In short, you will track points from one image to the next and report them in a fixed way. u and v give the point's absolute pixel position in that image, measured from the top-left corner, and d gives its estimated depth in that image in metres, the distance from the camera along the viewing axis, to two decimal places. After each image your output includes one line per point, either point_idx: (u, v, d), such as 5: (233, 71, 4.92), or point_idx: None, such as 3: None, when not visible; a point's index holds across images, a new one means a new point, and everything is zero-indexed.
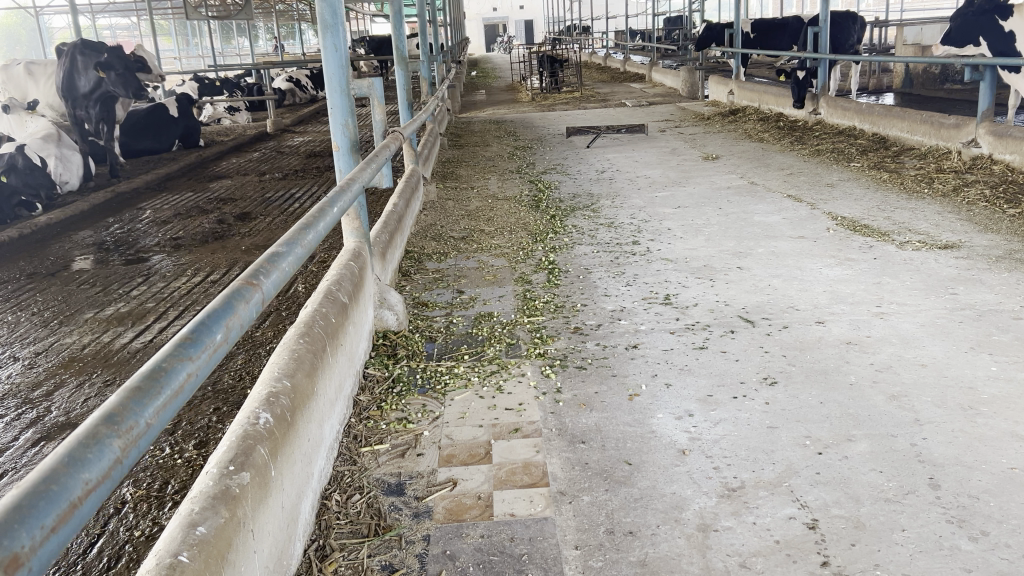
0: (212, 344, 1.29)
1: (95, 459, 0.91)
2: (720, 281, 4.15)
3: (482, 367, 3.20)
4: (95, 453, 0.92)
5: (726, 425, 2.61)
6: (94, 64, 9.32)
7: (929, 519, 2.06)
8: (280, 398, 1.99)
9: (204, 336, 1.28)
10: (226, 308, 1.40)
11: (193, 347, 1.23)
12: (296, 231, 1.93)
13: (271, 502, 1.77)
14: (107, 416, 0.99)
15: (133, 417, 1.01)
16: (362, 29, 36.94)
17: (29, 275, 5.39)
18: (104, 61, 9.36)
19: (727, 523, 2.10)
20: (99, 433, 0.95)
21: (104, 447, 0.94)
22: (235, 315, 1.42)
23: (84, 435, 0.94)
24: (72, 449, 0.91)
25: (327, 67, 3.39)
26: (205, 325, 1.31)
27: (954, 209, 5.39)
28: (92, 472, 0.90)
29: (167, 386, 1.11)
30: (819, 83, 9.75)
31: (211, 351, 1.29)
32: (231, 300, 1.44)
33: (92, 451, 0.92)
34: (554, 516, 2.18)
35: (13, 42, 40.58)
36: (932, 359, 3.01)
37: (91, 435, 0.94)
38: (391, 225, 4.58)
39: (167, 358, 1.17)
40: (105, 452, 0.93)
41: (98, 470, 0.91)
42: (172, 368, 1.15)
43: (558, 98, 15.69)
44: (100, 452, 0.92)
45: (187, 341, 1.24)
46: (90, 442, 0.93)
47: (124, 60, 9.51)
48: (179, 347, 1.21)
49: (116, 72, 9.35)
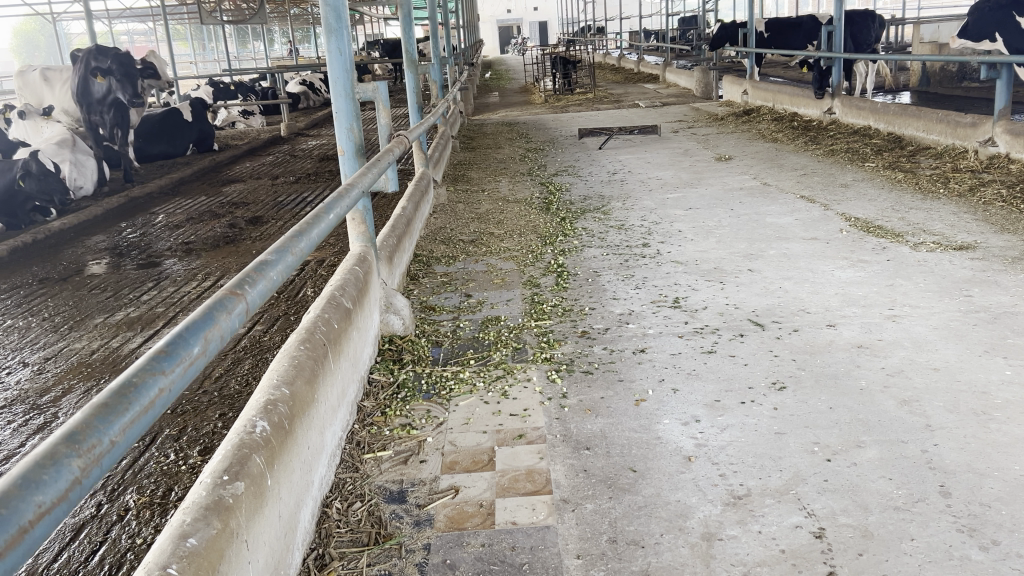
0: (188, 356, 1.27)
1: (51, 481, 0.90)
2: (731, 283, 4.10)
3: (487, 372, 3.17)
4: (50, 474, 0.90)
5: (734, 431, 2.57)
6: (94, 69, 9.41)
7: (939, 528, 2.02)
8: (278, 406, 1.98)
9: (180, 349, 1.26)
10: (206, 320, 1.39)
11: (168, 361, 1.22)
12: (288, 239, 1.92)
13: (267, 511, 1.75)
14: (68, 434, 0.97)
15: (95, 435, 0.99)
16: (377, 33, 37.05)
17: (42, 280, 5.43)
18: (104, 66, 9.43)
19: (731, 532, 2.07)
20: (57, 453, 0.93)
21: (62, 467, 0.92)
22: (216, 327, 1.40)
23: (41, 456, 0.92)
24: (27, 471, 0.89)
25: (332, 71, 3.38)
26: (182, 337, 1.29)
27: (970, 209, 5.31)
28: (46, 495, 0.88)
29: (135, 402, 1.09)
30: (834, 82, 9.66)
31: (187, 364, 1.27)
32: (212, 312, 1.42)
33: (47, 472, 0.90)
34: (556, 524, 2.15)
35: (32, 50, 41.03)
36: (944, 363, 2.95)
37: (48, 456, 0.92)
38: (399, 228, 4.56)
39: (139, 373, 1.16)
40: (62, 473, 0.92)
41: (53, 491, 0.89)
42: (142, 383, 1.14)
43: (572, 100, 15.65)
44: (57, 473, 0.91)
45: (162, 354, 1.22)
46: (47, 463, 0.91)
47: (127, 63, 9.55)
48: (153, 361, 1.20)
49: (116, 75, 9.43)
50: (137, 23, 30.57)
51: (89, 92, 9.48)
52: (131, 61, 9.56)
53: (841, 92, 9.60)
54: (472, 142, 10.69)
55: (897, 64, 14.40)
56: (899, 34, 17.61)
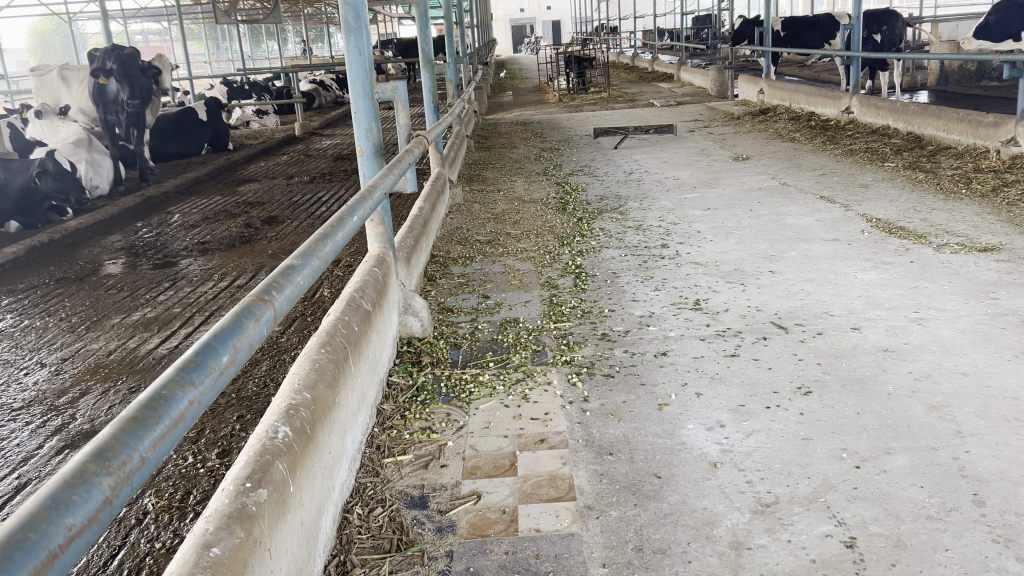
0: (217, 366, 1.25)
1: (82, 502, 0.87)
2: (752, 285, 4.05)
3: (507, 375, 3.14)
4: (80, 495, 0.87)
5: (760, 437, 2.52)
6: (96, 69, 9.43)
7: (973, 539, 1.96)
8: (300, 410, 1.95)
9: (208, 359, 1.24)
10: (234, 327, 1.36)
11: (196, 371, 1.19)
12: (313, 241, 1.89)
13: (290, 519, 1.73)
14: (97, 450, 0.95)
15: (126, 451, 0.97)
16: (390, 33, 37.02)
17: (58, 279, 5.45)
18: (106, 67, 9.42)
19: (761, 541, 2.03)
20: (87, 471, 0.91)
21: (92, 487, 0.89)
22: (244, 335, 1.38)
23: (71, 475, 0.89)
24: (57, 490, 0.86)
25: (351, 71, 3.35)
26: (211, 346, 1.27)
27: (993, 209, 5.24)
28: (77, 517, 0.85)
29: (166, 415, 1.07)
30: (852, 81, 9.56)
31: (216, 375, 1.24)
32: (240, 319, 1.40)
33: (78, 492, 0.87)
34: (581, 532, 2.11)
35: (47, 52, 41.37)
36: (973, 368, 2.89)
37: (78, 474, 0.90)
38: (416, 229, 4.53)
39: (168, 385, 1.13)
40: (93, 493, 0.89)
41: (83, 513, 0.86)
42: (172, 396, 1.11)
43: (586, 99, 15.61)
44: (87, 493, 0.88)
45: (190, 364, 1.20)
46: (77, 482, 0.89)
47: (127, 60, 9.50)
48: (181, 371, 1.17)
49: (116, 75, 9.40)
50: (152, 22, 30.71)
51: (100, 93, 9.54)
52: (131, 59, 9.51)
53: (859, 91, 9.50)
54: (487, 142, 10.64)
55: (915, 62, 14.26)
56: (917, 33, 17.44)
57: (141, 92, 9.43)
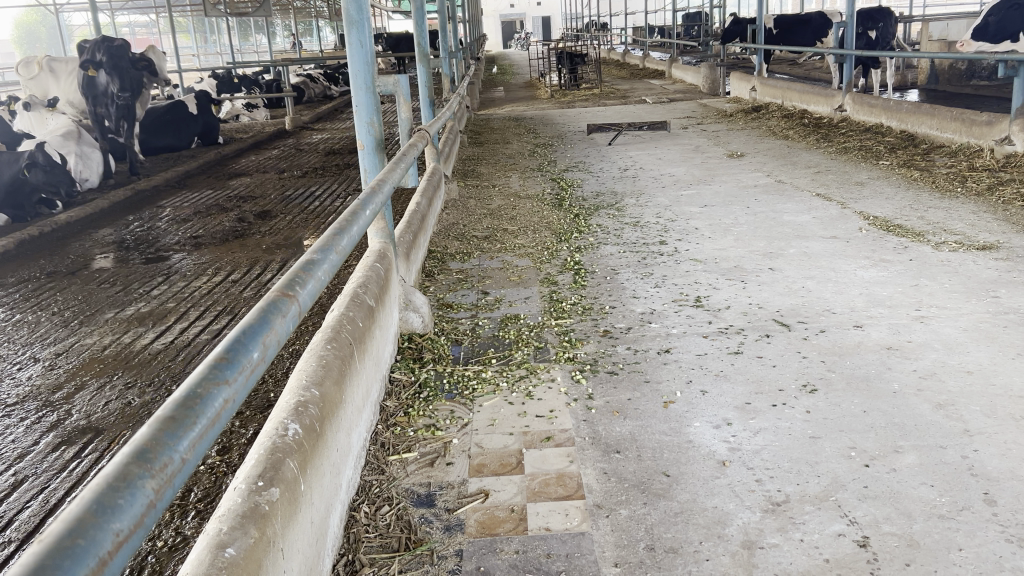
0: (248, 364, 1.22)
1: (127, 506, 0.84)
2: (752, 282, 4.04)
3: (510, 372, 3.12)
4: (125, 499, 0.85)
5: (767, 435, 2.51)
6: (87, 61, 9.29)
7: (987, 538, 1.96)
8: (309, 407, 1.92)
9: (240, 356, 1.21)
10: (262, 324, 1.34)
11: (230, 369, 1.16)
12: (330, 236, 1.87)
13: (301, 517, 1.70)
14: (138, 452, 0.92)
15: (167, 453, 0.94)
16: (380, 27, 36.93)
17: (49, 273, 5.38)
18: (97, 59, 9.29)
19: (773, 540, 2.01)
20: (130, 473, 0.88)
21: (136, 490, 0.87)
22: (272, 331, 1.35)
23: (114, 477, 0.87)
24: (101, 495, 0.84)
25: (353, 65, 3.31)
26: (241, 343, 1.24)
27: (990, 208, 5.25)
28: (123, 522, 0.83)
29: (202, 415, 1.04)
30: (845, 79, 9.57)
31: (247, 372, 1.22)
32: (267, 315, 1.37)
33: (123, 495, 0.85)
34: (591, 531, 2.09)
35: (32, 43, 40.92)
36: (978, 366, 2.89)
37: (121, 478, 0.87)
38: (414, 225, 4.49)
39: (202, 383, 1.10)
40: (137, 497, 0.87)
41: (129, 518, 0.84)
42: (207, 394, 1.08)
43: (578, 95, 15.60)
44: (132, 496, 0.86)
45: (223, 361, 1.17)
46: (121, 485, 0.86)
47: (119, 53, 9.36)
48: (215, 368, 1.14)
49: (106, 67, 9.26)
50: (139, 14, 30.43)
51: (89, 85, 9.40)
52: (121, 51, 9.37)
53: (852, 90, 9.50)
54: (479, 137, 10.61)
55: (905, 62, 14.33)
56: (909, 32, 17.47)
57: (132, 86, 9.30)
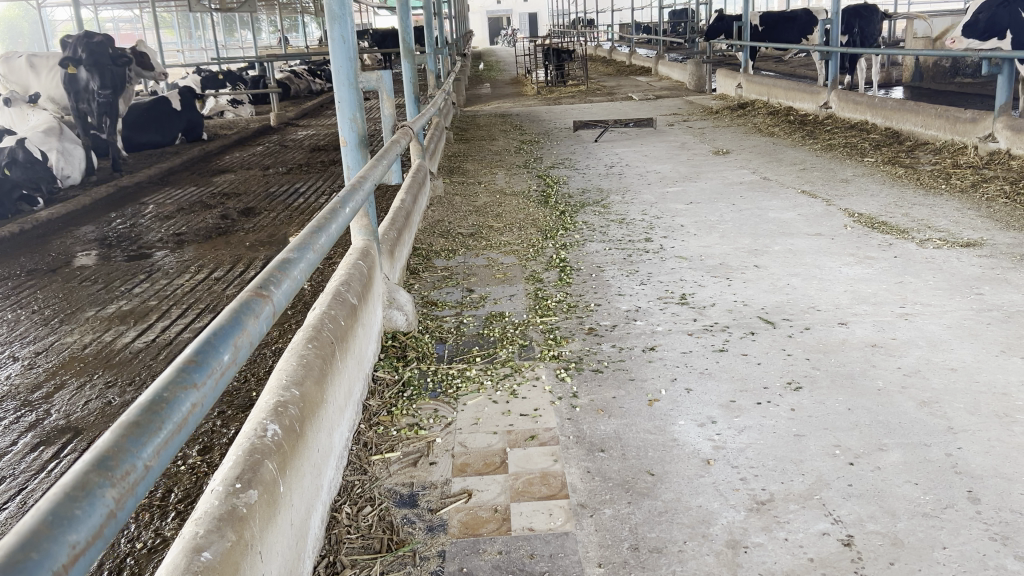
0: (218, 366, 1.20)
1: (85, 516, 0.82)
2: (738, 280, 4.03)
3: (495, 371, 3.09)
4: (84, 509, 0.83)
5: (752, 433, 2.50)
6: (68, 58, 9.18)
7: (971, 536, 1.96)
8: (289, 407, 1.89)
9: (210, 358, 1.19)
10: (234, 325, 1.31)
11: (198, 372, 1.14)
12: (308, 234, 1.85)
13: (280, 519, 1.67)
14: (99, 459, 0.90)
15: (129, 460, 0.92)
16: (365, 22, 36.71)
17: (29, 271, 5.31)
18: (77, 56, 9.19)
19: (758, 540, 2.00)
20: (89, 483, 0.86)
21: (95, 499, 0.85)
22: (245, 332, 1.33)
23: (72, 486, 0.84)
24: (57, 505, 0.81)
25: (335, 59, 3.28)
26: (211, 344, 1.22)
27: (973, 205, 5.28)
28: (80, 533, 0.80)
29: (168, 420, 1.02)
30: (831, 76, 9.57)
31: (217, 376, 1.19)
32: (240, 315, 1.35)
33: (81, 506, 0.83)
34: (575, 531, 2.08)
35: (15, 36, 40.41)
36: (962, 363, 2.90)
37: (79, 486, 0.85)
38: (398, 222, 4.46)
39: (169, 387, 1.08)
40: (96, 506, 0.84)
41: (87, 529, 0.82)
42: (174, 399, 1.06)
43: (565, 92, 15.53)
44: (90, 507, 0.83)
45: (191, 364, 1.15)
46: (79, 495, 0.84)
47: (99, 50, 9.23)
48: (182, 372, 1.12)
49: (87, 64, 9.15)
50: (122, 10, 30.11)
51: (71, 83, 9.26)
52: (101, 47, 9.26)
53: (837, 87, 9.52)
54: (465, 134, 10.58)
55: (890, 60, 14.40)
56: (893, 30, 17.53)
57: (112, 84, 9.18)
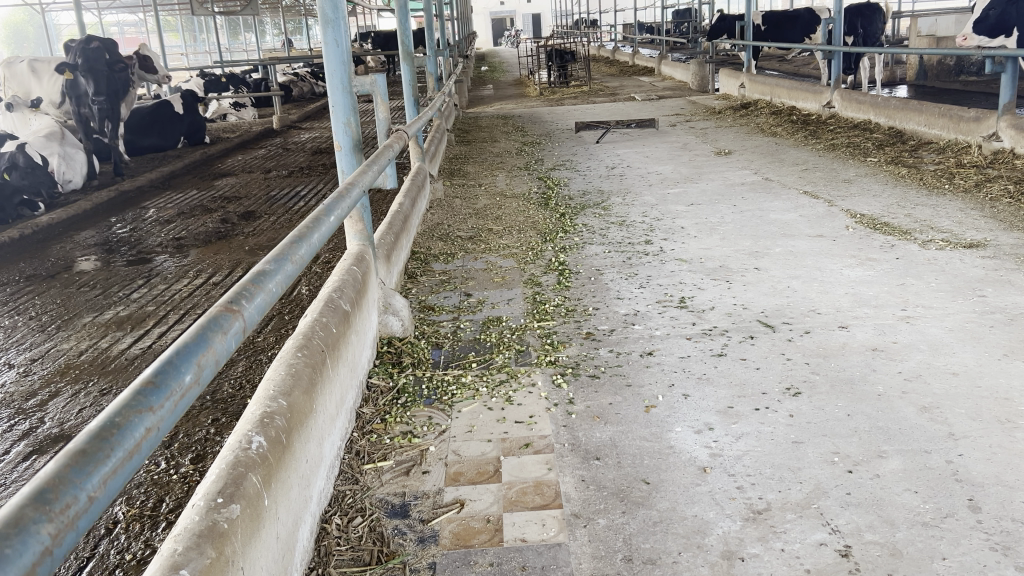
0: (178, 388, 1.18)
1: (17, 555, 0.79)
2: (738, 282, 4.00)
3: (490, 376, 3.07)
4: (16, 547, 0.80)
5: (749, 440, 2.47)
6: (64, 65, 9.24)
7: (971, 546, 1.92)
8: (275, 419, 1.86)
9: (169, 380, 1.17)
10: (198, 343, 1.30)
11: (155, 395, 1.12)
12: (287, 244, 1.84)
13: (265, 534, 1.64)
14: (38, 492, 0.87)
15: (71, 492, 0.90)
16: (368, 25, 36.70)
17: (28, 276, 5.30)
18: (73, 63, 9.25)
19: (754, 550, 1.97)
20: (25, 518, 0.83)
21: (29, 536, 0.82)
22: (209, 351, 1.31)
23: (6, 522, 0.82)
24: None
25: (328, 63, 3.25)
26: (172, 365, 1.20)
27: (977, 205, 5.23)
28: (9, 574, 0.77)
29: (118, 447, 1.00)
30: (834, 75, 9.51)
31: (176, 398, 1.17)
32: (206, 333, 1.33)
33: (13, 543, 0.80)
34: (568, 541, 2.04)
35: (20, 40, 40.56)
36: (964, 367, 2.86)
37: (14, 522, 0.82)
38: (396, 226, 4.43)
39: (124, 411, 1.06)
40: (30, 544, 0.82)
41: (17, 568, 0.79)
42: (127, 424, 1.04)
43: (568, 93, 15.49)
44: (24, 544, 0.81)
45: (149, 386, 1.13)
46: (13, 532, 0.81)
47: (93, 55, 9.24)
48: (139, 395, 1.10)
49: (82, 70, 9.19)
50: (127, 13, 30.14)
51: (69, 89, 9.29)
52: (97, 53, 9.27)
53: (840, 86, 9.46)
54: (467, 136, 10.55)
55: (894, 59, 14.34)
56: (897, 28, 17.44)
57: (107, 87, 9.18)
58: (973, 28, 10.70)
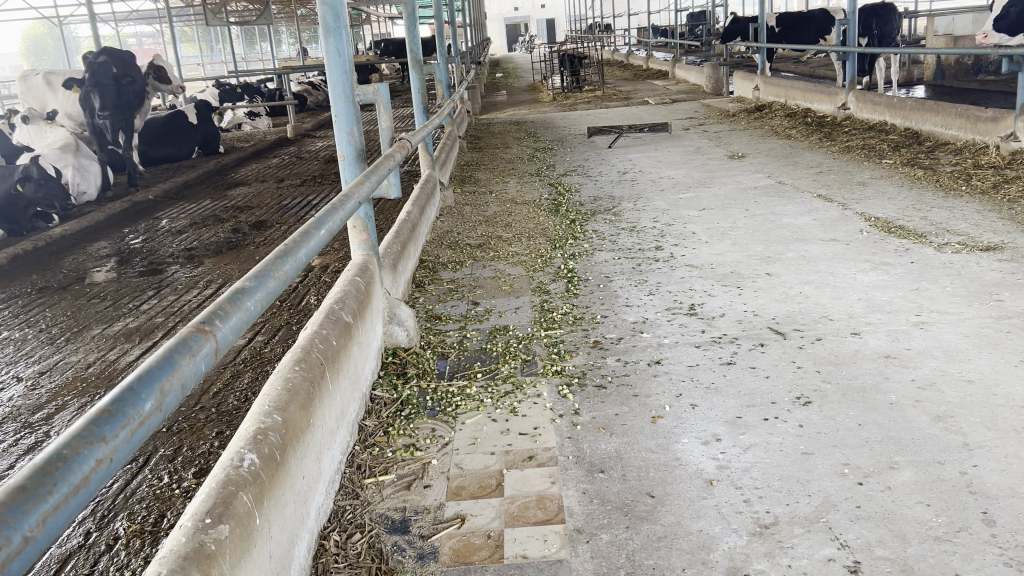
0: (137, 416, 1.15)
1: None
2: (749, 288, 3.94)
3: (495, 387, 3.03)
4: None
5: (758, 451, 2.41)
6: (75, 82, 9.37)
7: (984, 562, 1.86)
8: (269, 435, 1.84)
9: (127, 408, 1.14)
10: (163, 368, 1.28)
11: (111, 424, 1.10)
12: (271, 261, 1.83)
13: (256, 553, 1.61)
14: None
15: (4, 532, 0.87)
16: (382, 33, 36.86)
17: (40, 289, 5.33)
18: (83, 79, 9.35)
19: (760, 567, 1.92)
20: None
21: None
22: (175, 374, 1.29)
23: None
24: None
25: (330, 73, 3.24)
26: (132, 393, 1.18)
27: (995, 207, 5.13)
28: None
29: (62, 481, 0.97)
30: (849, 77, 9.40)
31: (136, 425, 1.15)
32: (172, 357, 1.31)
33: None
34: (569, 558, 2.00)
35: (40, 53, 41.07)
36: (980, 374, 2.78)
37: None
38: (403, 234, 4.41)
39: (73, 442, 1.04)
40: None
41: None
42: (75, 456, 1.02)
43: (581, 97, 15.44)
44: None
45: (104, 415, 1.11)
46: None
47: (99, 69, 9.31)
48: (92, 425, 1.08)
49: (90, 86, 9.26)
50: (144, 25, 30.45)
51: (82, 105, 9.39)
52: (104, 67, 9.35)
53: (855, 88, 9.35)
54: (479, 142, 10.53)
55: (911, 60, 14.20)
56: (914, 28, 17.26)
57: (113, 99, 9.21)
58: (994, 25, 10.55)
